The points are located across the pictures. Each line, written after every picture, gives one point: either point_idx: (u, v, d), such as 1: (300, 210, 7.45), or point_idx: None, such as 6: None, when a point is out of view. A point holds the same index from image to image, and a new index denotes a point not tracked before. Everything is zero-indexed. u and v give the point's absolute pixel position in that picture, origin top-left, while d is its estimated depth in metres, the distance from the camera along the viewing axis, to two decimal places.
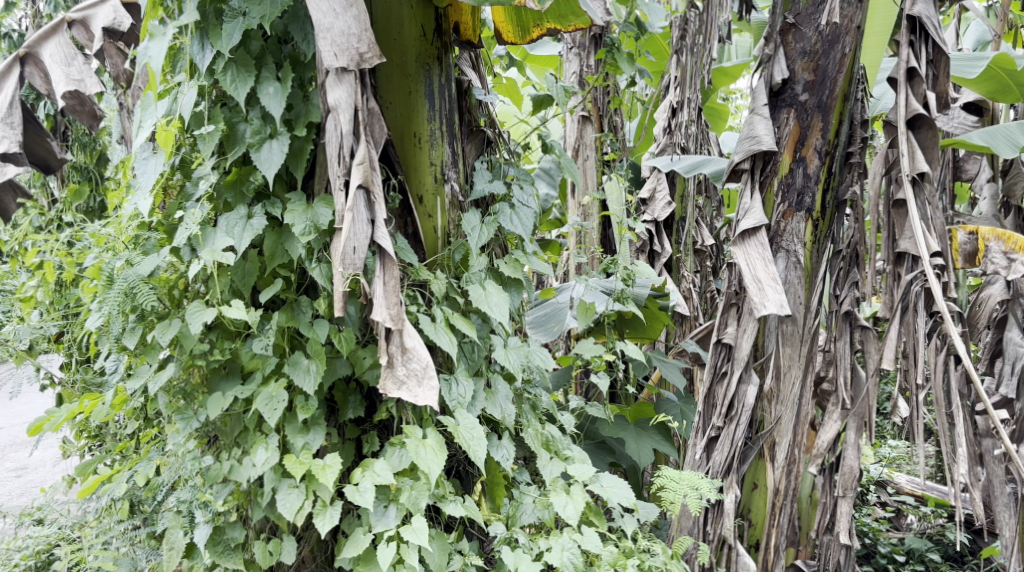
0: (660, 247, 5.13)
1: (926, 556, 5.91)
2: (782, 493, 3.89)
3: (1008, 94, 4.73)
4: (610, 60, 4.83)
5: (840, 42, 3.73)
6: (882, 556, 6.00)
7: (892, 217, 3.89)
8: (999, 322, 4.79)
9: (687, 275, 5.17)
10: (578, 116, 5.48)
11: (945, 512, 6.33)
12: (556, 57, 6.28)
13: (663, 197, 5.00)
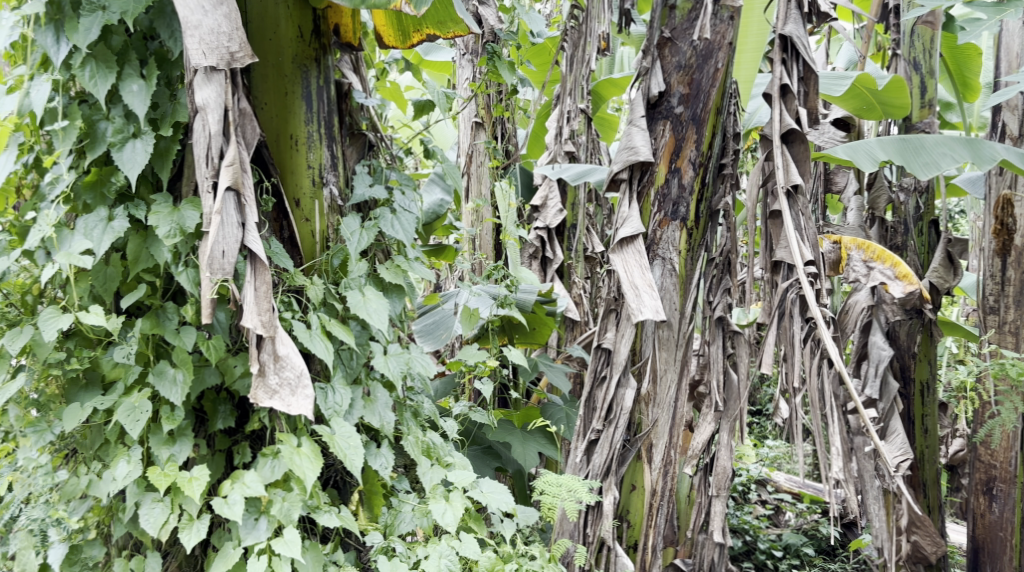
0: (552, 254, 5.13)
1: (801, 551, 6.12)
2: (659, 494, 3.96)
3: (870, 112, 4.95)
4: (491, 68, 4.84)
5: (713, 57, 3.83)
6: (761, 552, 6.18)
7: (766, 227, 4.00)
8: (864, 327, 4.96)
9: (578, 281, 5.22)
10: (471, 122, 5.43)
11: (820, 507, 6.65)
12: (449, 63, 6.27)
13: (554, 205, 5.05)
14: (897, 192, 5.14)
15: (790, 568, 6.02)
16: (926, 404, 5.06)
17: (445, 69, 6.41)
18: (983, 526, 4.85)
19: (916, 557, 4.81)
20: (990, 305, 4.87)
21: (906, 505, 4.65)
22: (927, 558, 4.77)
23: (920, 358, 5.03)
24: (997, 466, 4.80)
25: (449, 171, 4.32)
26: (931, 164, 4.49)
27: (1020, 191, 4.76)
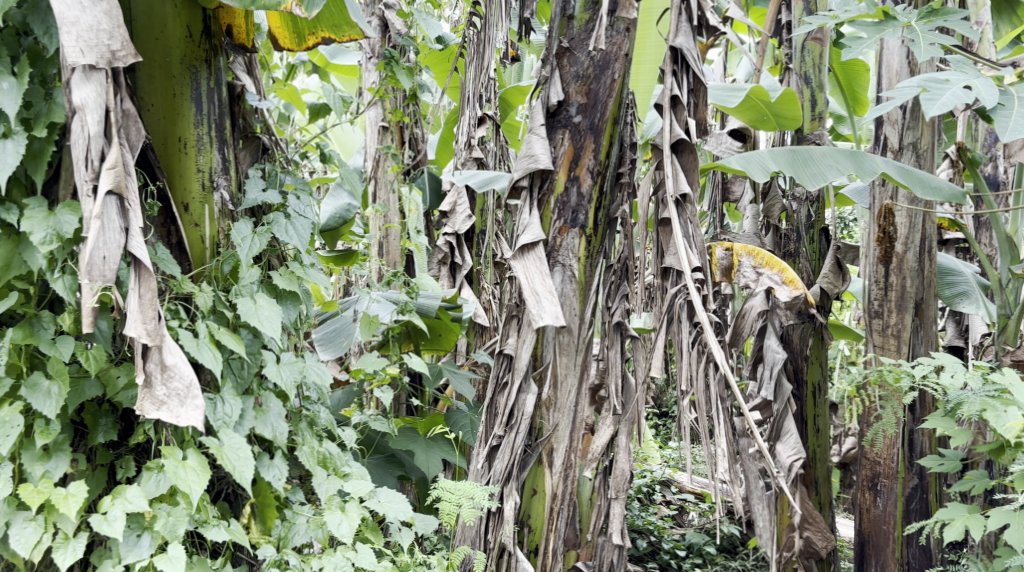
0: (461, 260, 5.11)
1: (704, 550, 6.25)
2: (559, 498, 3.94)
3: (766, 123, 5.06)
4: (389, 73, 4.80)
5: (610, 67, 3.90)
6: (665, 552, 6.23)
7: (657, 235, 4.04)
8: (759, 331, 5.01)
9: (487, 287, 5.11)
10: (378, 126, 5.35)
11: (722, 506, 6.81)
12: (357, 67, 6.21)
13: (464, 211, 5.02)
14: (790, 201, 5.25)
15: (693, 567, 6.12)
16: (817, 405, 5.19)
17: (353, 72, 6.34)
18: (868, 520, 4.96)
19: (808, 552, 4.93)
20: (875, 309, 4.99)
21: (798, 502, 4.88)
22: (818, 552, 4.90)
23: (812, 361, 5.17)
24: (881, 462, 4.90)
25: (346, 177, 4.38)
26: (818, 175, 4.62)
27: (901, 202, 4.93)
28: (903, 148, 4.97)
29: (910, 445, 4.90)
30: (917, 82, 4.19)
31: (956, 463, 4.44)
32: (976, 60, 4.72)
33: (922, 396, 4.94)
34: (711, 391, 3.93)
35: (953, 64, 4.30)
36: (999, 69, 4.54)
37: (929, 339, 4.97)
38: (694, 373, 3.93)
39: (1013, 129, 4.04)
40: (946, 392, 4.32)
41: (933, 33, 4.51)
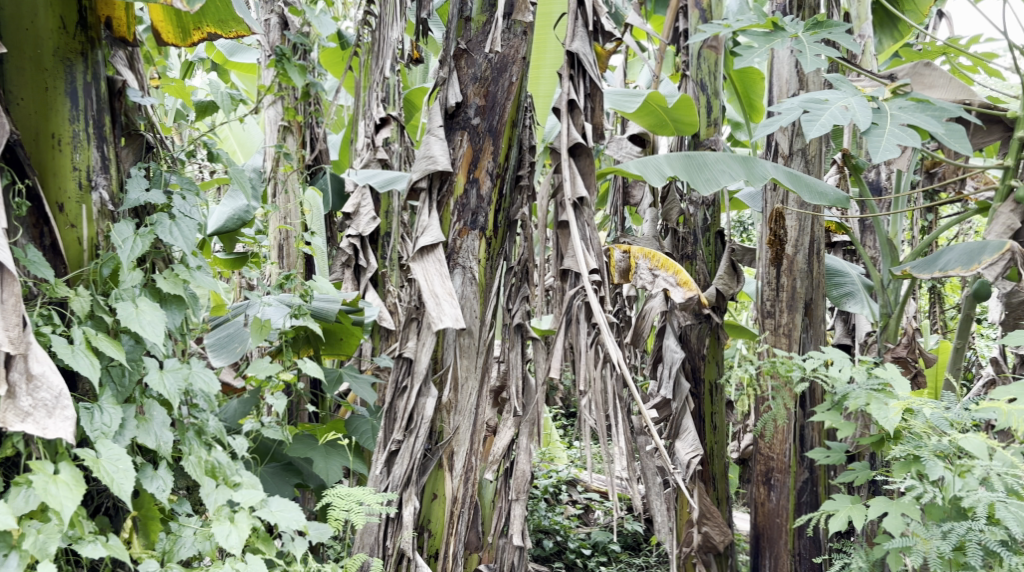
0: (366, 262, 4.91)
1: (608, 548, 6.34)
2: (459, 501, 3.93)
3: (665, 128, 5.11)
4: (280, 70, 4.69)
5: (507, 70, 3.92)
6: (571, 551, 6.31)
7: (555, 237, 4.03)
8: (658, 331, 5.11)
9: (393, 290, 5.11)
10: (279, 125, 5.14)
11: (626, 504, 6.91)
12: (256, 64, 6.07)
13: (369, 212, 4.81)
14: (687, 205, 5.31)
15: (599, 565, 6.22)
16: (714, 403, 5.27)
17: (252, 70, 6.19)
18: (762, 514, 5.03)
19: (706, 547, 4.97)
20: (767, 309, 5.10)
21: (696, 497, 4.90)
22: (716, 547, 4.93)
23: (708, 360, 5.25)
24: (773, 457, 4.99)
25: (236, 177, 4.01)
26: (712, 180, 4.68)
27: (791, 206, 5.05)
28: (793, 154, 5.08)
29: (801, 438, 5.06)
30: (799, 102, 4.34)
31: (842, 454, 4.55)
32: (858, 72, 4.88)
33: (812, 390, 5.09)
34: (607, 390, 3.95)
35: (832, 83, 4.47)
36: (878, 82, 4.70)
37: (819, 337, 5.07)
38: (590, 372, 3.93)
39: (884, 148, 4.14)
40: (834, 385, 4.43)
41: (818, 45, 4.65)
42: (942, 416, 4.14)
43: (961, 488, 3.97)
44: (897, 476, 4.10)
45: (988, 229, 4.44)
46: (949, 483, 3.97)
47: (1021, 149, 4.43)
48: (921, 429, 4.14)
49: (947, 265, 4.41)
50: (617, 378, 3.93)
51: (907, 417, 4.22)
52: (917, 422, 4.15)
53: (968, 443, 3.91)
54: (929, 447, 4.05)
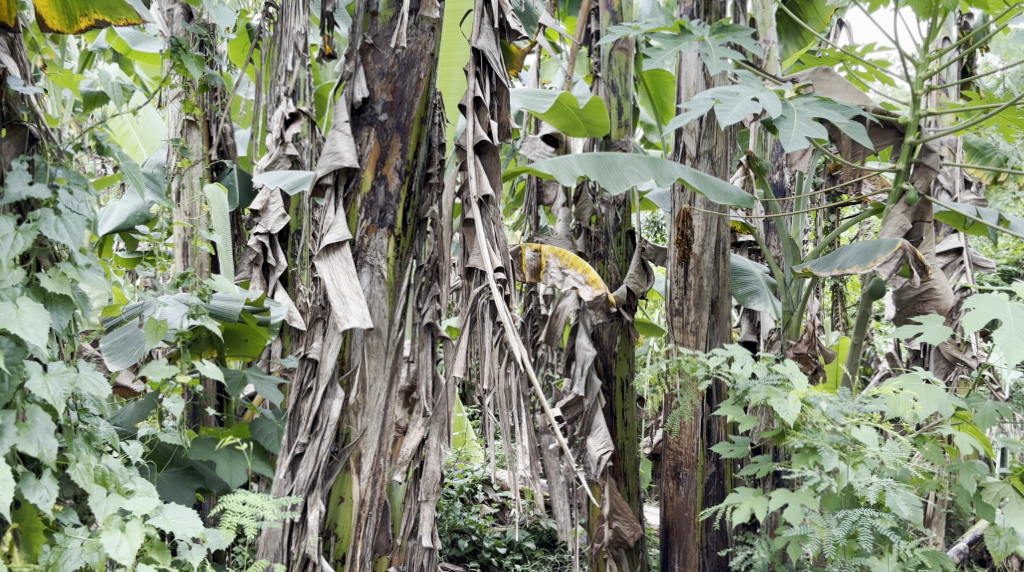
0: (275, 260, 4.85)
1: (523, 546, 6.44)
2: (366, 504, 3.85)
3: (577, 129, 5.11)
4: (176, 62, 4.56)
5: (415, 66, 3.87)
6: (487, 550, 6.34)
7: (461, 235, 4.00)
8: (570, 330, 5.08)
9: (303, 289, 5.02)
10: (182, 120, 4.92)
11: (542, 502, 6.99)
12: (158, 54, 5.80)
13: (278, 209, 4.82)
14: (600, 205, 5.33)
15: (514, 563, 6.29)
16: (625, 399, 5.29)
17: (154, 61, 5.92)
18: (671, 507, 5.05)
19: (616, 542, 5.07)
20: (676, 307, 5.12)
21: (606, 492, 5.05)
22: (627, 542, 5.05)
23: (619, 357, 5.28)
24: (682, 451, 5.02)
25: (127, 171, 3.81)
26: (621, 180, 4.69)
27: (699, 206, 5.09)
28: (700, 156, 5.11)
29: (707, 433, 5.06)
30: (710, 93, 4.35)
31: (744, 448, 4.63)
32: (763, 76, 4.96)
33: (716, 385, 5.11)
34: (510, 388, 3.92)
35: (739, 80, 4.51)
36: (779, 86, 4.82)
37: (724, 335, 5.09)
38: (494, 371, 3.88)
39: (795, 139, 4.23)
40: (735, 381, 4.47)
41: (723, 49, 4.74)
42: (839, 408, 4.24)
43: (854, 477, 4.11)
44: (795, 468, 4.21)
45: (882, 229, 4.54)
46: (843, 473, 4.12)
47: (912, 153, 4.52)
48: (819, 420, 4.23)
49: (845, 263, 4.49)
50: (520, 378, 3.91)
51: (805, 409, 4.28)
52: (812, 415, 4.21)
53: (860, 435, 4.06)
54: (825, 438, 4.16)
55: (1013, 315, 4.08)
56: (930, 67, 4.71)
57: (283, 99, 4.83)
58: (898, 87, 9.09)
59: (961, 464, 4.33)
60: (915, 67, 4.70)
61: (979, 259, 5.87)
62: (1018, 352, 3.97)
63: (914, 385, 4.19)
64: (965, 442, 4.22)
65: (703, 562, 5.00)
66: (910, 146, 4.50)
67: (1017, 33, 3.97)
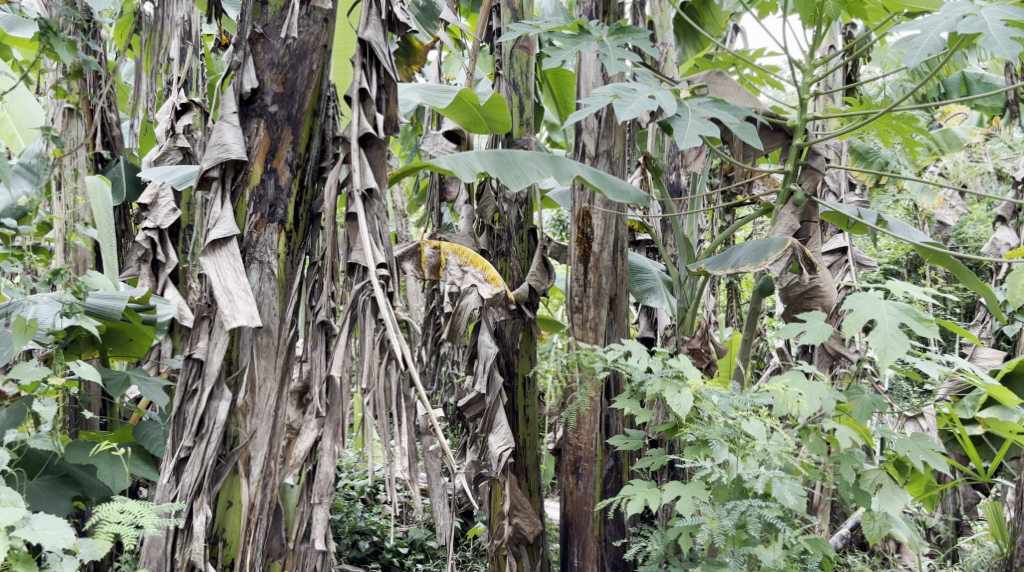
0: (164, 257, 4.70)
1: (425, 545, 6.36)
2: (256, 508, 3.73)
3: (479, 126, 5.04)
4: (48, 46, 4.33)
5: (307, 58, 3.77)
6: (388, 551, 6.26)
7: (345, 230, 3.91)
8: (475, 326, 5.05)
9: (195, 286, 4.87)
10: (63, 108, 4.66)
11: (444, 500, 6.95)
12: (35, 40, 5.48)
13: (169, 203, 4.64)
14: (502, 202, 5.29)
15: (416, 563, 6.24)
16: (527, 396, 5.26)
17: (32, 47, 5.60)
18: (570, 502, 5.02)
19: (516, 538, 5.03)
20: (575, 304, 5.09)
21: (507, 488, 5.02)
22: (527, 537, 5.01)
23: (522, 354, 5.25)
24: (581, 446, 5.00)
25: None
26: (521, 177, 4.65)
27: (598, 205, 5.09)
28: (600, 155, 5.11)
29: (606, 427, 5.08)
30: (609, 90, 4.32)
31: (638, 441, 4.71)
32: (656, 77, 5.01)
33: (614, 379, 5.17)
34: (390, 388, 3.84)
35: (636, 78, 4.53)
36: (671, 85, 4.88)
37: (622, 331, 5.14)
38: (373, 370, 3.81)
39: (689, 137, 4.25)
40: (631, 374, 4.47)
41: (620, 49, 4.75)
42: (729, 402, 4.24)
43: (743, 469, 4.17)
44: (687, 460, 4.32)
45: (771, 230, 4.59)
46: (732, 465, 4.16)
47: (799, 156, 4.58)
48: (710, 414, 4.29)
49: (737, 262, 4.52)
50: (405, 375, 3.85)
51: (697, 403, 4.34)
52: (703, 408, 4.28)
53: (749, 428, 4.10)
54: (716, 431, 4.23)
55: (889, 315, 4.16)
56: (816, 73, 4.79)
57: (174, 89, 4.67)
58: (786, 93, 9.31)
59: (841, 453, 4.42)
60: (802, 72, 4.76)
61: (862, 258, 6.01)
62: (894, 352, 4.06)
63: (798, 381, 4.28)
64: (846, 434, 4.30)
65: (601, 555, 5.03)
66: (797, 150, 4.55)
67: (899, 40, 4.05)
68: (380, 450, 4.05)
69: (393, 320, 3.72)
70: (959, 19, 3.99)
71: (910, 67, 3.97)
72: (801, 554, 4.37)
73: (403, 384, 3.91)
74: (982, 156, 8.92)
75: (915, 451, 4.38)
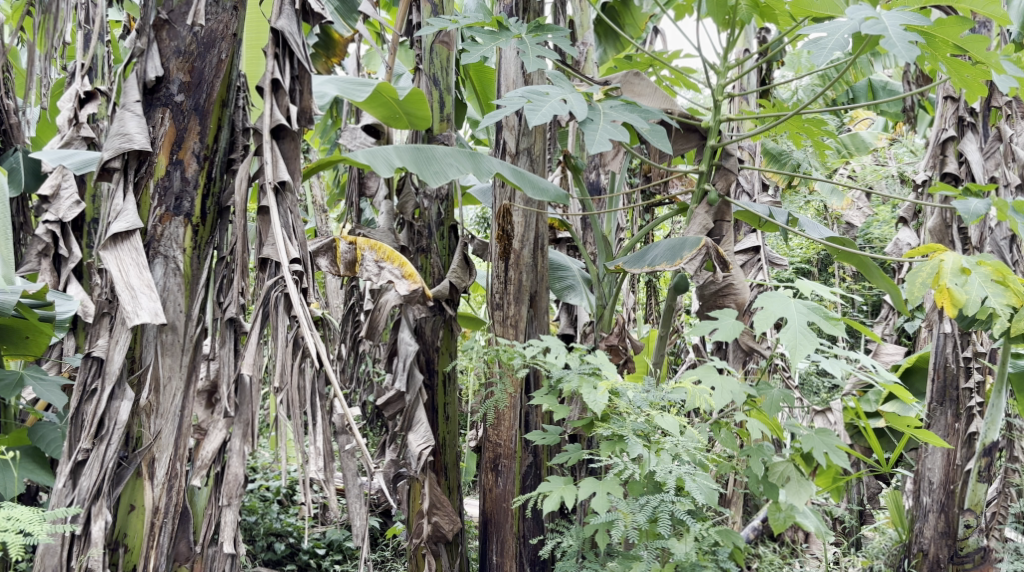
0: (66, 251, 4.42)
1: (344, 546, 6.26)
2: (160, 512, 3.60)
3: (397, 121, 4.97)
4: None
5: (215, 46, 3.65)
6: (304, 552, 6.16)
7: (256, 224, 3.80)
8: (394, 324, 5.00)
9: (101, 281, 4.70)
10: None
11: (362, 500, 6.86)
12: None
13: (71, 196, 4.35)
14: (422, 198, 5.21)
15: (334, 564, 6.14)
16: (447, 394, 5.20)
17: None
18: (490, 499, 4.98)
19: (435, 537, 4.96)
20: (496, 301, 5.05)
21: (427, 487, 4.96)
22: (446, 536, 4.94)
23: (442, 351, 5.19)
24: (501, 444, 4.97)
25: None
26: (440, 174, 4.59)
27: (518, 202, 5.04)
28: (519, 153, 5.07)
29: (526, 424, 5.03)
30: (521, 92, 4.29)
31: (557, 436, 4.67)
32: (575, 75, 4.99)
33: (534, 375, 5.12)
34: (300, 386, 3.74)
35: (551, 78, 4.50)
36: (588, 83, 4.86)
37: (543, 327, 5.09)
38: (286, 368, 3.70)
39: (599, 141, 4.23)
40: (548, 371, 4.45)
41: (539, 47, 4.72)
42: (643, 398, 4.29)
43: (655, 463, 4.16)
44: (603, 456, 4.28)
45: (686, 228, 4.58)
46: (646, 460, 4.14)
47: (714, 157, 4.58)
48: (624, 410, 4.30)
49: (655, 261, 4.51)
50: (315, 374, 3.75)
51: (613, 398, 4.34)
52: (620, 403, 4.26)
53: (661, 422, 4.13)
54: (629, 427, 4.23)
55: (798, 313, 4.20)
56: (729, 75, 4.81)
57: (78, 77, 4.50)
58: (703, 95, 9.42)
59: (751, 448, 4.44)
60: (716, 75, 4.77)
61: (774, 257, 6.06)
62: (805, 348, 4.08)
63: (710, 376, 4.31)
64: (755, 428, 4.32)
65: (519, 552, 4.97)
66: (712, 150, 4.57)
67: (810, 42, 4.05)
68: (292, 450, 3.94)
69: (304, 317, 3.62)
70: (861, 23, 4.04)
71: (816, 68, 3.99)
72: (713, 547, 4.40)
73: (315, 383, 3.82)
74: (886, 160, 9.22)
75: (819, 444, 4.43)
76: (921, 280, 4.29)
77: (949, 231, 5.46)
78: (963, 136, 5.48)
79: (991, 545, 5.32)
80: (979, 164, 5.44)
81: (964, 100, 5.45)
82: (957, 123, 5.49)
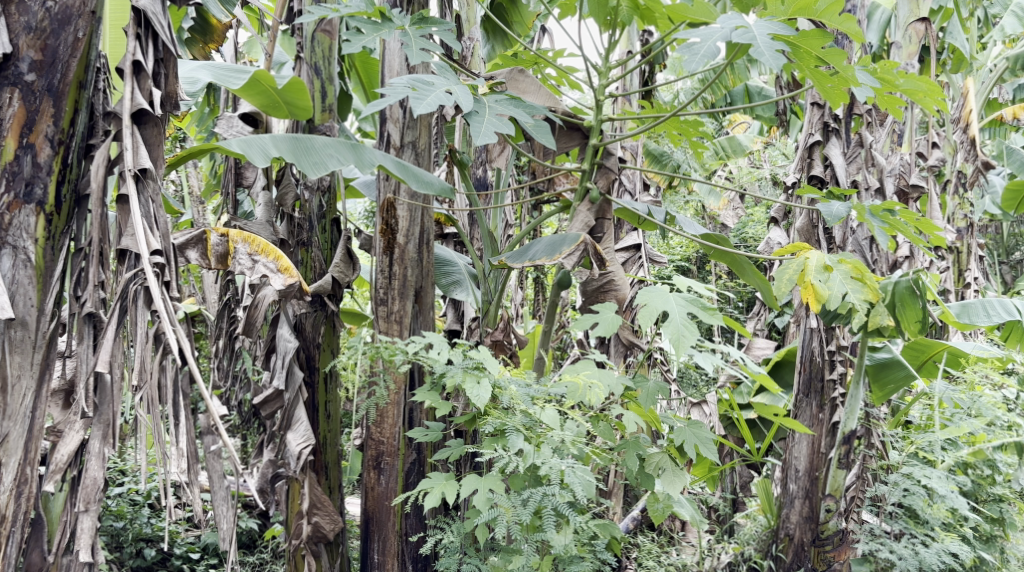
0: None
1: (219, 550, 6.06)
2: (8, 520, 3.37)
3: (278, 111, 4.73)
4: None
5: (71, 24, 3.43)
6: (177, 557, 5.95)
7: (117, 215, 3.59)
8: (272, 320, 4.83)
9: None
10: None
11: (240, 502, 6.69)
12: None
13: None
14: (302, 190, 5.03)
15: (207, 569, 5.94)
16: (329, 391, 5.01)
17: None
18: (371, 498, 4.82)
19: (316, 537, 4.79)
20: (379, 296, 4.88)
21: (306, 487, 4.78)
22: (327, 536, 4.78)
23: (323, 348, 5.01)
24: (384, 441, 4.82)
25: None
26: (319, 165, 4.41)
27: (403, 196, 4.90)
28: (403, 146, 4.93)
29: (410, 421, 4.89)
30: (406, 80, 4.17)
31: (438, 433, 4.57)
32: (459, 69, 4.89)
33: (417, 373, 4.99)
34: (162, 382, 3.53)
35: (434, 69, 4.36)
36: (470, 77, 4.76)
37: (428, 323, 4.97)
38: (147, 366, 3.50)
39: (485, 133, 4.13)
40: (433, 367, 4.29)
41: (422, 39, 4.61)
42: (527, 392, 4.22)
43: (538, 457, 4.10)
44: (484, 449, 4.14)
45: (569, 225, 4.52)
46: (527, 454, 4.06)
47: (595, 155, 4.55)
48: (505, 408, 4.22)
49: (535, 256, 4.44)
50: (177, 369, 3.56)
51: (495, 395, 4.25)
52: (503, 398, 4.15)
53: (544, 416, 4.10)
54: (510, 422, 4.15)
55: (678, 306, 4.18)
56: (611, 75, 4.76)
57: None
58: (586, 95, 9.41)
59: (627, 441, 4.42)
60: (598, 74, 4.73)
61: (655, 255, 6.06)
62: (687, 341, 4.08)
63: (590, 370, 4.27)
64: (634, 420, 4.30)
65: (401, 550, 4.85)
66: (593, 149, 4.52)
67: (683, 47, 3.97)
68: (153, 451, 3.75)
69: (167, 311, 3.43)
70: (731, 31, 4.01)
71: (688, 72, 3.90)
72: (592, 540, 4.38)
73: (177, 380, 3.65)
74: (762, 162, 9.40)
75: (690, 436, 4.42)
76: (788, 277, 4.31)
77: (815, 231, 5.56)
78: (827, 141, 5.55)
79: (849, 526, 5.30)
80: (843, 168, 5.51)
81: (828, 106, 5.53)
82: (822, 128, 5.57)
